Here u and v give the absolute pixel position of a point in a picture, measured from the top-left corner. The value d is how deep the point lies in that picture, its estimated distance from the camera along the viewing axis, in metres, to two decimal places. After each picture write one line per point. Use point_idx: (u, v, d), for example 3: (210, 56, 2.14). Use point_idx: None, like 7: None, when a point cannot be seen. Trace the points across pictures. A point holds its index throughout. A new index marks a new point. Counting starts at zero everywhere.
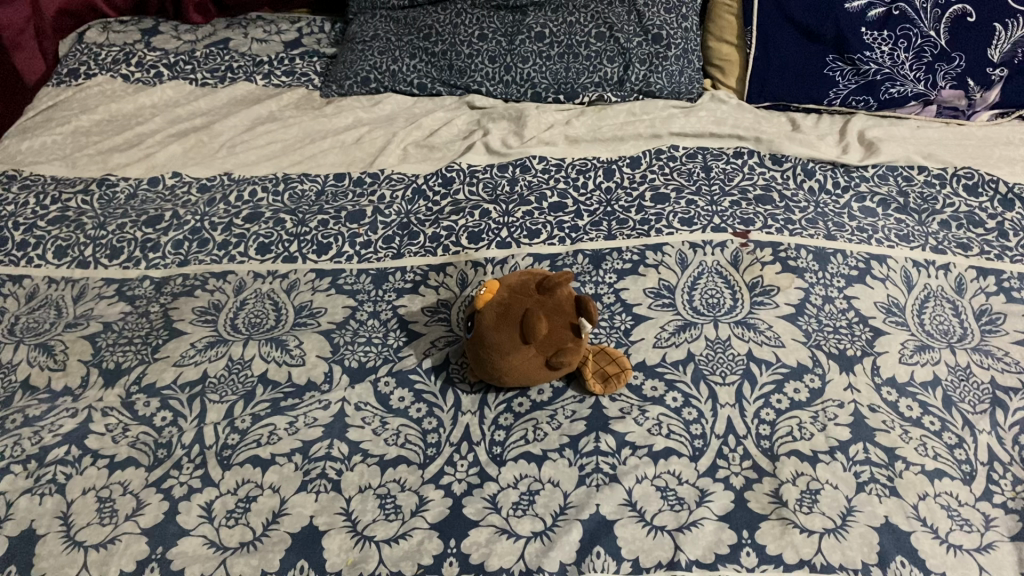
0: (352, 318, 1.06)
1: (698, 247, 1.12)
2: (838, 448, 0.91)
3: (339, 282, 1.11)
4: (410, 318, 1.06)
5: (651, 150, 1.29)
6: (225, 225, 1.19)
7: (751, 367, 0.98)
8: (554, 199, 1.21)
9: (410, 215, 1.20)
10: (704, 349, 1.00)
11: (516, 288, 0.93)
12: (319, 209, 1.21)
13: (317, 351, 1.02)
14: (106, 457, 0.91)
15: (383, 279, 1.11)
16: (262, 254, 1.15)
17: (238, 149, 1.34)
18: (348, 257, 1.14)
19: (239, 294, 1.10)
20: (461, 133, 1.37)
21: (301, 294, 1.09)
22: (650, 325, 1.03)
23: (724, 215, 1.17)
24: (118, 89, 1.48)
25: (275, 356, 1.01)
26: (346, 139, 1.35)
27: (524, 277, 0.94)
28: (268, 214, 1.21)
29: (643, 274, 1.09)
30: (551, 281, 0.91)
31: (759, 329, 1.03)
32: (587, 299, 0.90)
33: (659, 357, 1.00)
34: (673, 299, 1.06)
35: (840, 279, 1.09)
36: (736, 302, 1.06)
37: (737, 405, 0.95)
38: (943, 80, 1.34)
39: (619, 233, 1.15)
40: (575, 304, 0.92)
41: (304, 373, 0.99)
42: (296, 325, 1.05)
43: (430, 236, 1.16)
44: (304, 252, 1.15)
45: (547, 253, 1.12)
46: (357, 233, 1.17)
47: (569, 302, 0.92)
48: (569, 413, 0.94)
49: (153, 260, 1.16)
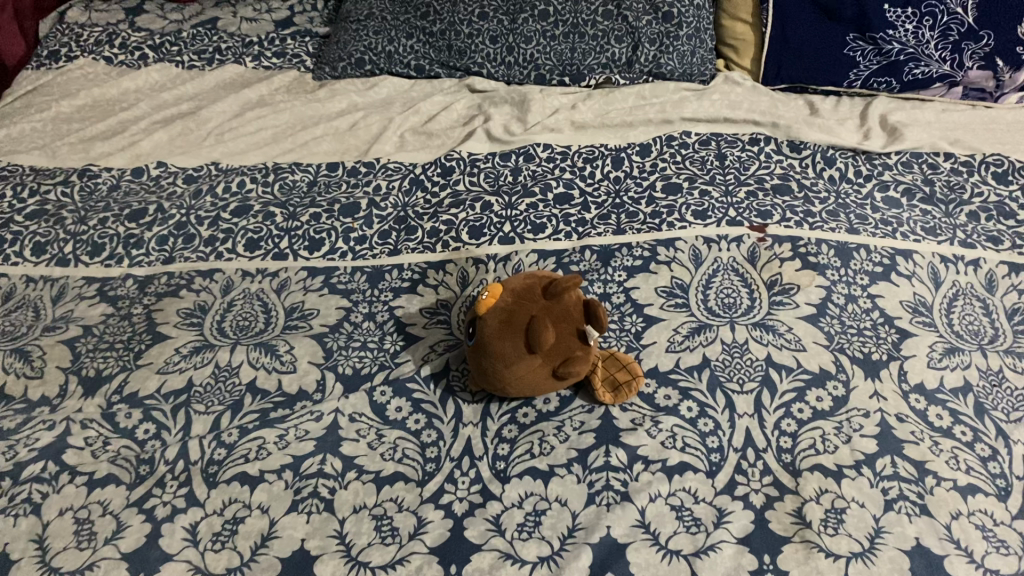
0: (346, 321, 1.00)
1: (712, 242, 1.06)
2: (864, 463, 0.85)
3: (332, 280, 1.05)
4: (408, 319, 1.00)
5: (662, 137, 1.22)
6: (211, 219, 1.13)
7: (770, 374, 0.93)
8: (559, 190, 1.14)
9: (407, 207, 1.13)
10: (720, 353, 0.94)
11: (520, 292, 0.86)
12: (311, 201, 1.14)
13: (309, 357, 0.96)
14: (84, 474, 0.86)
15: (379, 278, 1.05)
16: (250, 251, 1.08)
17: (226, 137, 1.26)
18: (342, 253, 1.08)
19: (226, 295, 1.04)
20: (462, 119, 1.29)
21: (292, 294, 1.03)
22: (663, 327, 0.97)
23: (740, 207, 1.10)
24: (101, 72, 1.41)
25: (265, 362, 0.95)
26: (340, 125, 1.27)
27: (528, 278, 0.88)
28: (256, 207, 1.14)
29: (655, 272, 1.03)
30: (559, 285, 0.84)
31: (779, 331, 0.97)
32: (597, 305, 0.84)
33: (672, 363, 0.94)
34: (687, 299, 1.00)
35: (864, 276, 1.03)
36: (754, 303, 1.00)
37: (756, 415, 0.89)
38: (970, 60, 1.26)
39: (629, 227, 1.08)
40: (584, 309, 0.86)
41: (295, 381, 0.94)
42: (286, 328, 0.99)
43: (429, 230, 1.09)
44: (295, 247, 1.08)
45: (552, 249, 1.06)
46: (351, 228, 1.10)
47: (577, 307, 0.86)
48: (577, 424, 0.89)
49: (136, 257, 1.10)
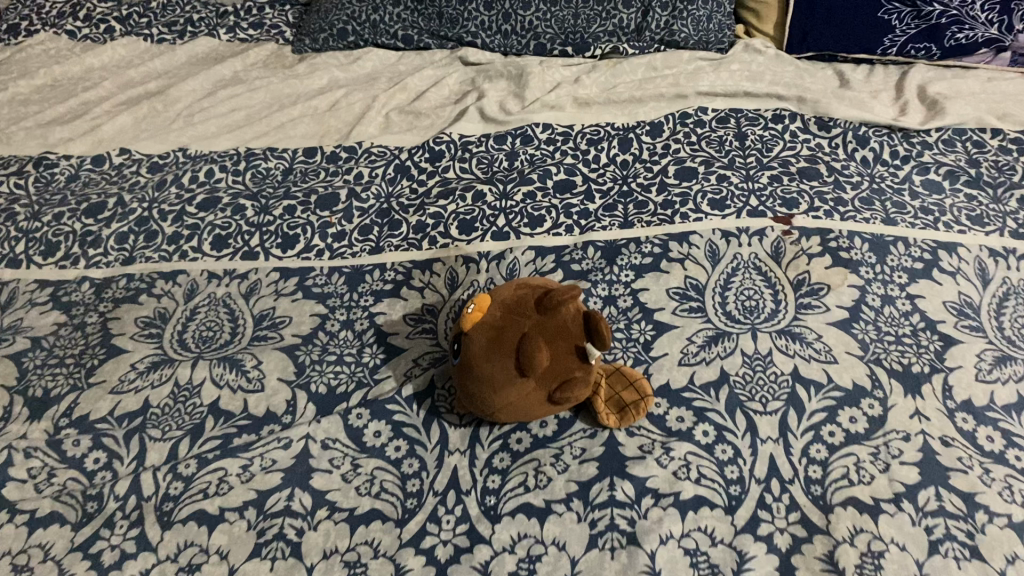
0: (321, 330, 0.89)
1: (731, 236, 0.95)
2: (905, 496, 0.75)
3: (307, 283, 0.94)
4: (390, 328, 0.89)
5: (674, 114, 1.10)
6: (176, 214, 1.02)
7: (797, 391, 0.82)
8: (560, 176, 1.03)
9: (391, 198, 1.02)
10: (740, 368, 0.84)
11: (509, 306, 0.75)
12: (285, 191, 1.03)
13: (278, 373, 0.86)
14: (25, 512, 0.76)
15: (359, 280, 0.94)
16: (218, 250, 0.98)
17: (195, 119, 1.15)
18: (319, 252, 0.97)
19: (190, 301, 0.93)
20: (453, 96, 1.18)
21: (262, 300, 0.93)
22: (675, 336, 0.86)
23: (762, 195, 0.99)
24: (63, 48, 1.30)
25: (229, 380, 0.86)
26: (319, 105, 1.16)
27: (520, 288, 0.77)
28: (225, 199, 1.03)
29: (667, 271, 0.92)
30: (552, 296, 0.73)
31: (807, 340, 0.86)
32: (596, 317, 0.73)
33: (685, 378, 0.83)
34: (702, 302, 0.89)
35: (902, 274, 0.91)
36: (778, 307, 0.89)
37: (781, 439, 0.79)
38: (1021, 22, 1.12)
39: (637, 220, 0.97)
40: (583, 320, 0.74)
41: (262, 402, 0.84)
42: (254, 339, 0.89)
43: (414, 225, 0.99)
44: (266, 245, 0.98)
45: (551, 246, 0.95)
46: (329, 222, 0.99)
47: (575, 318, 0.74)
48: (577, 452, 0.78)
49: (93, 257, 0.99)
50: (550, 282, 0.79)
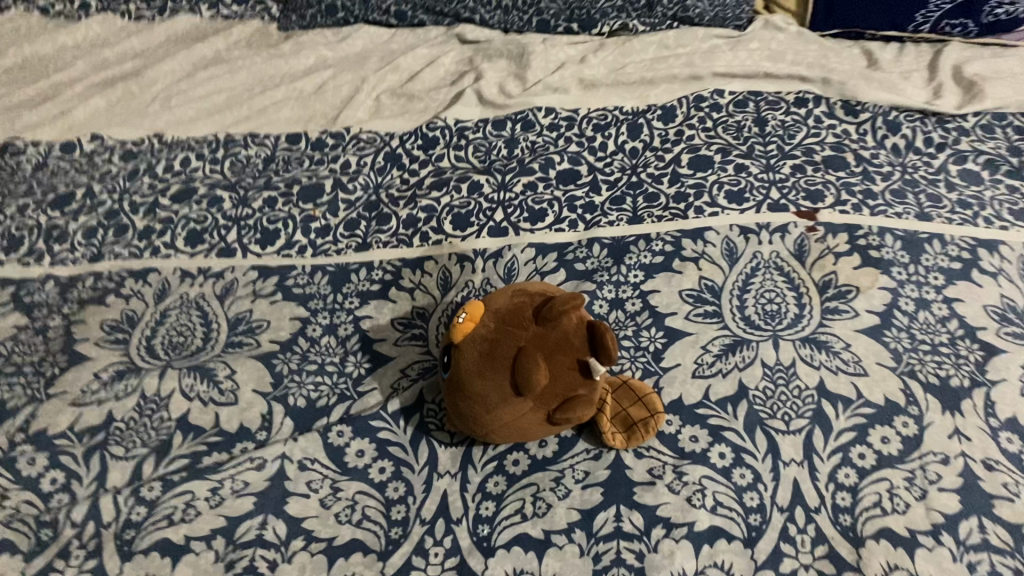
0: (301, 336, 0.82)
1: (750, 232, 0.86)
2: (944, 528, 0.67)
3: (287, 282, 0.86)
4: (376, 334, 0.82)
5: (688, 97, 1.02)
6: (148, 206, 0.95)
7: (823, 408, 0.74)
8: (563, 165, 0.94)
9: (380, 189, 0.94)
10: (761, 381, 0.76)
11: (505, 315, 0.68)
12: (265, 181, 0.95)
13: (254, 384, 0.79)
14: None
15: (343, 279, 0.86)
16: (192, 246, 0.91)
17: (173, 102, 1.07)
18: (300, 248, 0.89)
19: (160, 303, 0.86)
20: (449, 77, 1.10)
21: (238, 302, 0.85)
22: (688, 345, 0.79)
23: (784, 186, 0.90)
24: (34, 25, 1.21)
25: (201, 392, 0.78)
26: (304, 86, 1.07)
27: (516, 295, 0.69)
28: (201, 190, 0.95)
29: (679, 272, 0.84)
30: (554, 305, 0.66)
31: (834, 350, 0.78)
32: (603, 330, 0.66)
33: (699, 393, 0.75)
34: (718, 306, 0.81)
35: (938, 275, 0.83)
36: (802, 311, 0.81)
37: (806, 462, 0.71)
38: None
39: (647, 215, 0.89)
40: (588, 333, 0.67)
41: (236, 416, 0.77)
42: (228, 346, 0.82)
43: (404, 219, 0.91)
44: (244, 241, 0.90)
45: (553, 242, 0.87)
46: (312, 216, 0.91)
47: (579, 331, 0.67)
48: (580, 476, 0.71)
49: (58, 253, 0.92)
50: (549, 287, 0.71)
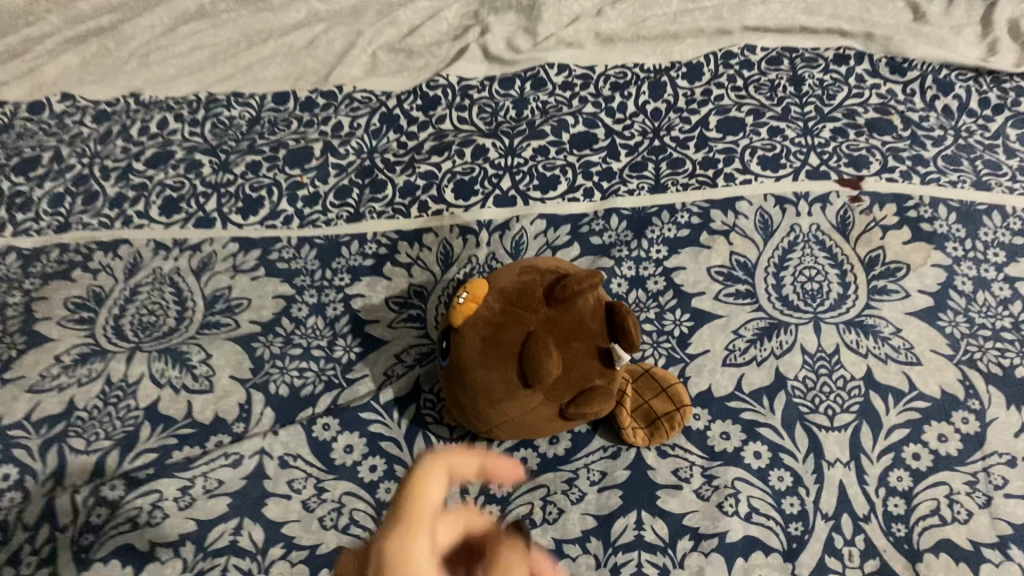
0: (286, 316, 0.74)
1: (787, 202, 0.77)
2: (1013, 540, 0.59)
3: (271, 256, 0.78)
4: (369, 315, 0.73)
5: (716, 53, 0.92)
6: (120, 171, 0.86)
7: (872, 401, 0.65)
8: (578, 128, 0.85)
9: (375, 153, 0.85)
10: (801, 371, 0.67)
11: (511, 293, 0.58)
12: (249, 145, 0.87)
13: (231, 370, 0.70)
14: None
15: (333, 253, 0.78)
16: (168, 216, 0.82)
17: (151, 58, 0.97)
18: (286, 218, 0.81)
19: (131, 278, 0.78)
20: (453, 31, 0.98)
21: (216, 278, 0.77)
22: (718, 329, 0.70)
23: (824, 152, 0.81)
24: None
25: (172, 378, 0.70)
26: (294, 41, 0.97)
27: (524, 270, 0.60)
28: (179, 154, 0.87)
29: (707, 247, 0.75)
30: (568, 283, 0.57)
31: (882, 335, 0.69)
32: (624, 311, 0.57)
33: (731, 384, 0.67)
34: (752, 285, 0.73)
35: (999, 251, 0.74)
36: (847, 292, 0.72)
37: (853, 464, 0.62)
38: None
39: (671, 183, 0.80)
40: (606, 315, 0.59)
41: (210, 406, 0.69)
42: (205, 328, 0.74)
43: (401, 186, 0.82)
44: (225, 210, 0.82)
45: (566, 213, 0.79)
46: (299, 183, 0.83)
47: (597, 313, 0.58)
48: (595, 478, 0.63)
49: (21, 223, 0.83)
50: (563, 257, 0.62)
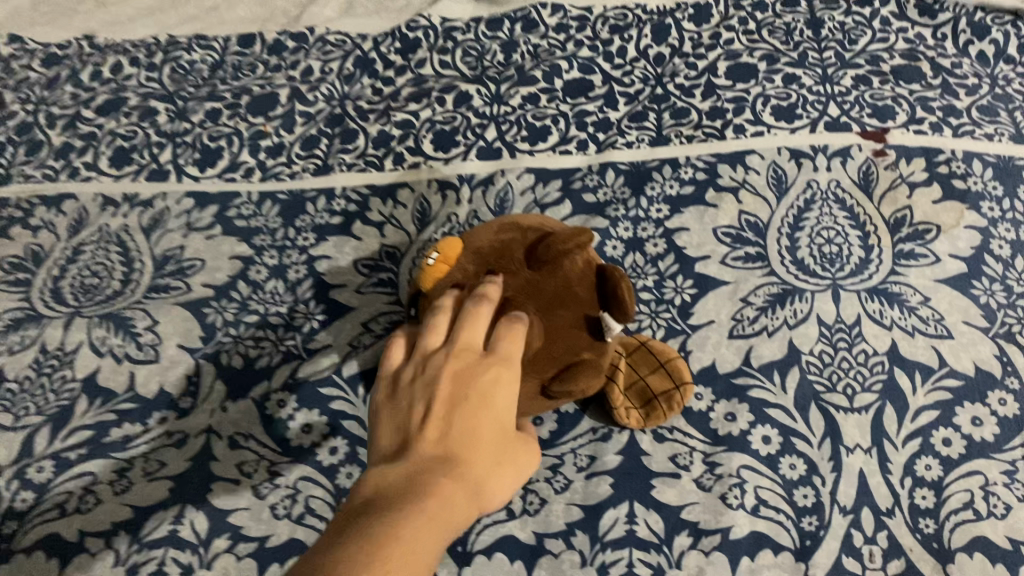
0: (242, 279, 0.66)
1: (803, 156, 0.69)
2: None
3: (229, 212, 0.70)
4: (335, 279, 0.66)
5: None
6: (68, 119, 0.78)
7: (897, 380, 0.58)
8: (572, 74, 0.77)
9: (347, 100, 0.77)
10: (817, 345, 0.60)
11: (489, 253, 0.51)
12: (210, 91, 0.79)
13: (180, 338, 0.63)
14: None
15: (297, 210, 0.70)
16: (118, 167, 0.74)
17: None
18: (247, 171, 0.73)
19: (75, 235, 0.70)
20: None
21: (168, 236, 0.69)
22: (723, 297, 0.62)
23: (845, 101, 0.73)
24: None
25: (113, 346, 0.63)
26: None
27: (503, 228, 0.52)
28: (133, 101, 0.79)
29: (714, 205, 0.67)
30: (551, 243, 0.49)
31: (909, 304, 0.61)
32: (618, 277, 0.49)
33: (738, 358, 0.59)
34: (764, 247, 0.65)
35: None
36: (870, 255, 0.64)
37: (876, 450, 0.55)
38: None
39: (674, 134, 0.72)
40: (596, 281, 0.51)
41: (155, 377, 0.61)
42: (152, 291, 0.66)
43: (374, 136, 0.74)
44: (180, 162, 0.74)
45: (556, 167, 0.71)
46: (263, 133, 0.75)
47: (585, 278, 0.51)
48: (583, 463, 0.56)
49: None
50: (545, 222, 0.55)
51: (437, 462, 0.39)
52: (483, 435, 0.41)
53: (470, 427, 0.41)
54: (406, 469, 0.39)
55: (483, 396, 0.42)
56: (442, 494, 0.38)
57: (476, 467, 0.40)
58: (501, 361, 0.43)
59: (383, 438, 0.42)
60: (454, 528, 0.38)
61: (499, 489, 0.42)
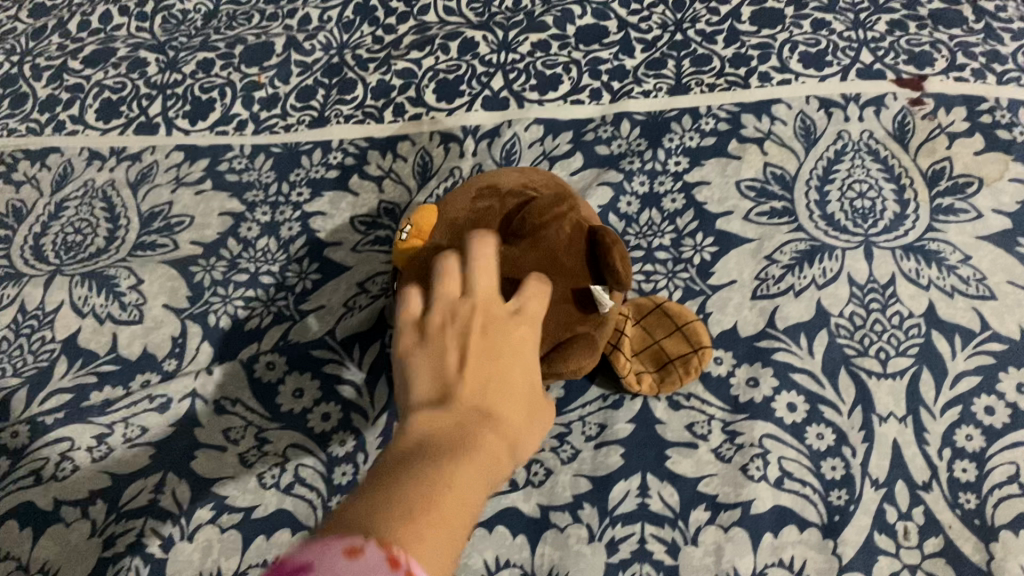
0: (233, 237, 0.62)
1: (833, 105, 0.64)
2: None
3: (221, 166, 0.66)
4: (330, 236, 0.62)
5: None
6: (54, 71, 0.74)
7: (934, 343, 0.53)
8: (586, 20, 0.72)
9: (346, 49, 0.73)
10: (847, 306, 0.55)
11: (462, 223, 0.45)
12: (202, 40, 0.74)
13: (165, 297, 0.60)
14: None
15: (292, 163, 0.66)
16: (105, 120, 0.70)
17: None
18: (240, 123, 0.69)
19: (59, 191, 0.67)
20: None
21: (155, 191, 0.66)
22: (746, 255, 0.58)
23: (879, 47, 0.68)
24: None
25: (96, 306, 0.59)
26: None
27: (481, 192, 0.46)
28: (122, 51, 0.75)
29: (737, 157, 0.62)
30: (531, 209, 0.43)
31: (948, 263, 0.57)
32: (607, 240, 0.42)
33: (761, 320, 0.55)
34: (790, 201, 0.60)
35: None
36: (906, 210, 0.59)
37: (911, 419, 0.51)
38: None
39: (694, 83, 0.67)
40: (587, 245, 0.43)
41: (138, 339, 0.58)
42: (138, 249, 0.62)
43: (374, 86, 0.70)
44: (170, 114, 0.70)
45: (567, 118, 0.66)
46: (256, 83, 0.71)
47: (574, 243, 0.43)
48: (592, 432, 0.52)
49: None
50: (529, 175, 0.48)
51: (478, 407, 0.33)
52: (530, 381, 0.36)
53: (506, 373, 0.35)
54: (452, 399, 0.33)
55: (515, 355, 0.35)
56: (488, 440, 0.31)
57: (515, 423, 0.34)
58: (532, 315, 0.38)
59: (413, 383, 0.35)
60: (497, 479, 0.31)
61: (528, 454, 0.35)
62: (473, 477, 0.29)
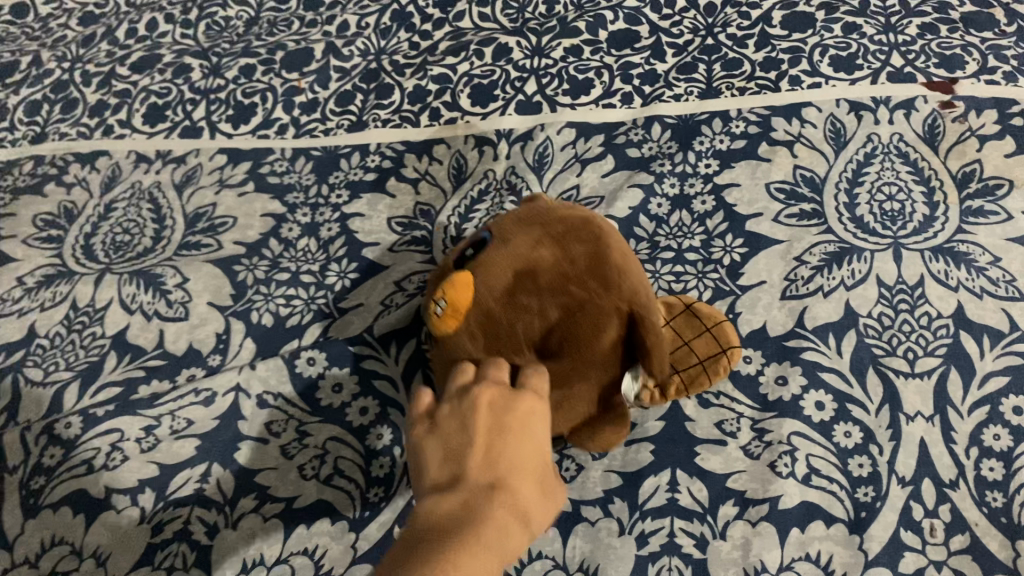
0: (275, 237, 0.65)
1: (863, 109, 0.65)
2: None
3: (263, 168, 0.69)
4: (367, 236, 0.64)
5: None
6: (103, 77, 0.76)
7: (963, 343, 0.54)
8: (617, 25, 0.73)
9: (383, 55, 0.75)
10: (876, 307, 0.56)
11: (498, 320, 0.42)
12: (244, 47, 0.77)
13: (210, 295, 0.62)
14: None
15: (332, 166, 0.68)
16: (151, 124, 0.73)
17: None
18: (281, 127, 0.71)
19: (108, 192, 0.69)
20: None
21: (200, 193, 0.68)
22: (776, 256, 0.59)
23: (909, 51, 0.68)
24: None
25: (144, 303, 0.62)
26: None
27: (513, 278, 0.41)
28: (168, 57, 0.77)
29: (767, 160, 0.63)
30: (582, 316, 0.41)
31: (978, 264, 0.57)
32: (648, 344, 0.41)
33: (790, 320, 0.56)
34: (819, 204, 0.61)
35: None
36: (935, 213, 0.60)
37: (939, 418, 0.51)
38: None
39: (725, 87, 0.68)
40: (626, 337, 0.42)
41: (184, 335, 0.60)
42: (183, 248, 0.65)
43: (410, 91, 0.71)
44: (214, 118, 0.72)
45: (599, 122, 0.67)
46: (297, 89, 0.73)
47: (613, 339, 0.42)
48: None
49: None
50: (559, 259, 0.41)
51: (489, 485, 0.37)
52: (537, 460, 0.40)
53: (520, 439, 0.39)
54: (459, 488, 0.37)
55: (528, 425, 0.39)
56: (497, 517, 0.36)
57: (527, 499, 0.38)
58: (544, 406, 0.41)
59: (425, 468, 0.39)
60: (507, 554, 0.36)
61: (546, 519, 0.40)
62: (476, 563, 0.34)
